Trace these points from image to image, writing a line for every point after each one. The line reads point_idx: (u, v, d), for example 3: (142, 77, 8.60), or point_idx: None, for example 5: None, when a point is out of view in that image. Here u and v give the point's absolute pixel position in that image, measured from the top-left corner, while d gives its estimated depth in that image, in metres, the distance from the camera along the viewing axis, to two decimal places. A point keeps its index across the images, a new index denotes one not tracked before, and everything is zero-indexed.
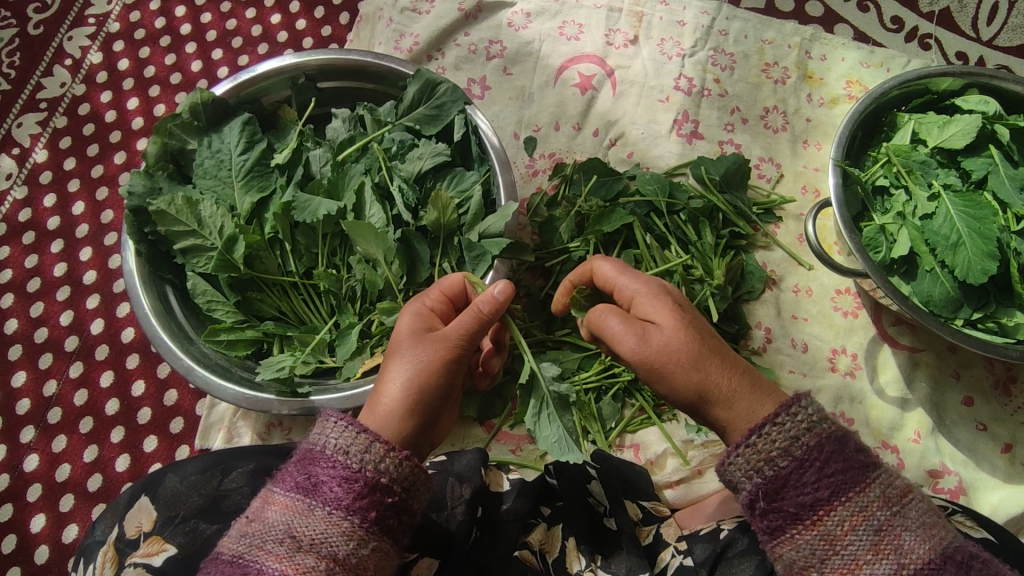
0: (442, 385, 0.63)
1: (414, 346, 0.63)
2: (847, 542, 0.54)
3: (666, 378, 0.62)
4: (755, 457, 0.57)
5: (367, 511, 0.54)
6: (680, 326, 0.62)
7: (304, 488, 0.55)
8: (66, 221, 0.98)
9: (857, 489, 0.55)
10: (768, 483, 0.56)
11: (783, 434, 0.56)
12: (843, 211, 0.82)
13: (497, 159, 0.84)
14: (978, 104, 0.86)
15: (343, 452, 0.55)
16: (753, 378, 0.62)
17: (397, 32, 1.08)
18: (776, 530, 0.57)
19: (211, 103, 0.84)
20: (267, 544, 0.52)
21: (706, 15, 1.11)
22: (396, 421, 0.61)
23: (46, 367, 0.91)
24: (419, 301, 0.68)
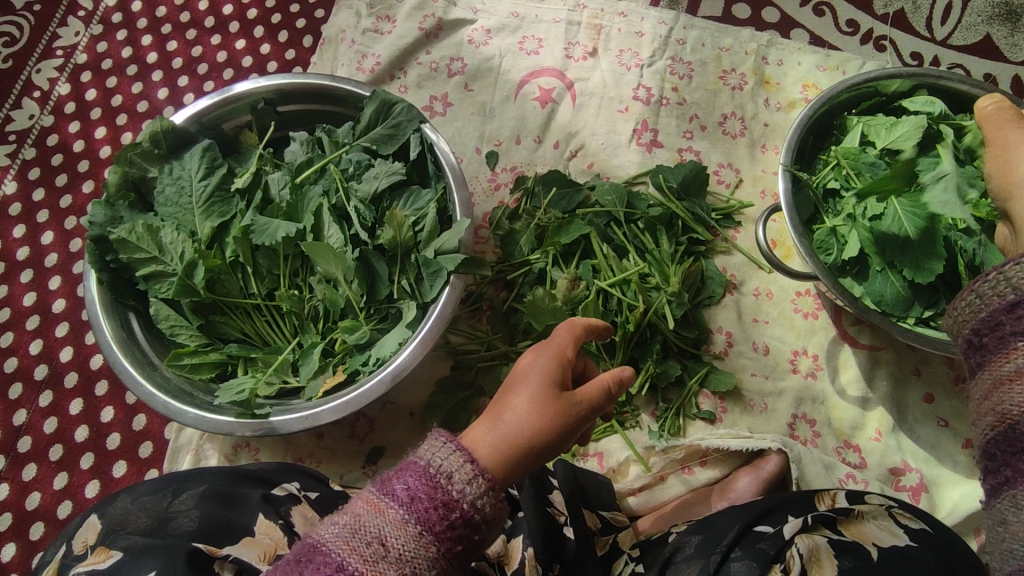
0: (552, 442, 0.57)
1: (543, 392, 0.58)
2: None
3: (1002, 181, 0.71)
4: (1020, 280, 0.53)
5: (454, 542, 0.51)
6: None
7: (407, 499, 0.50)
8: (36, 251, 0.99)
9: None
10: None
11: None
12: (792, 215, 0.83)
13: (453, 176, 0.86)
14: (924, 105, 0.88)
15: (446, 476, 0.52)
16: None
17: (358, 54, 1.10)
18: (1020, 334, 0.53)
19: (171, 131, 0.86)
20: (355, 541, 0.49)
21: (664, 25, 1.13)
22: (500, 457, 0.55)
23: (17, 397, 0.92)
24: (561, 334, 0.62)
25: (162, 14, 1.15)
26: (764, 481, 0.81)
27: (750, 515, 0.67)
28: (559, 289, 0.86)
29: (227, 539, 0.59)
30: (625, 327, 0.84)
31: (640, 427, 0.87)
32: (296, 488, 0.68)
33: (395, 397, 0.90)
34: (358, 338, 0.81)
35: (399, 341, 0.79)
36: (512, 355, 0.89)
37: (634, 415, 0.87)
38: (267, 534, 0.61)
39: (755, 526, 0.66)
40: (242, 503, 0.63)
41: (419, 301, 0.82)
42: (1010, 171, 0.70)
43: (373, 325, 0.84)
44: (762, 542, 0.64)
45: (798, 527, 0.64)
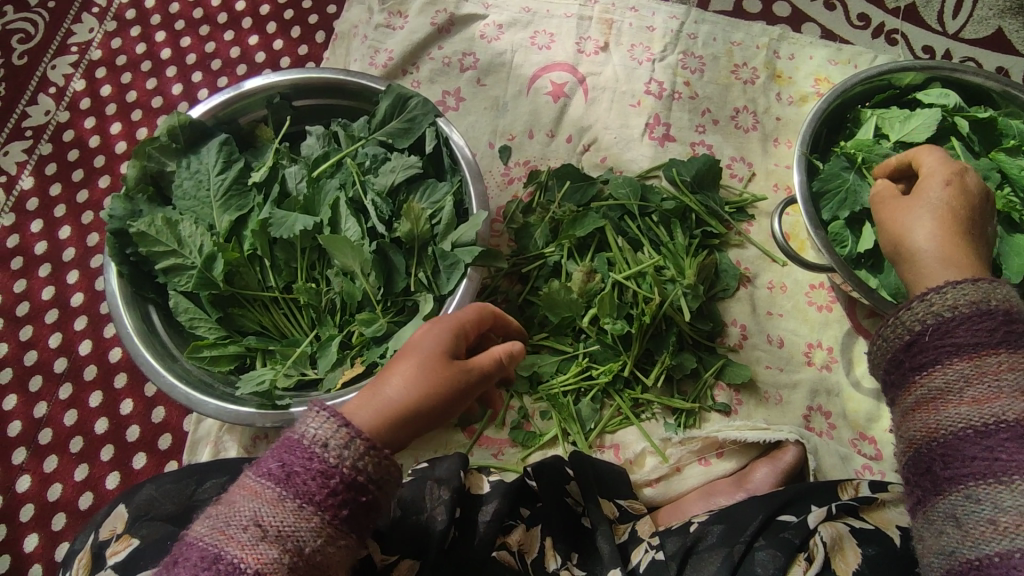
0: (439, 406, 0.61)
1: (431, 361, 0.62)
2: (1002, 377, 0.52)
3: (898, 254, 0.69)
4: (925, 310, 0.57)
5: (338, 509, 0.51)
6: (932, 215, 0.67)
7: (283, 476, 0.51)
8: (53, 245, 1.00)
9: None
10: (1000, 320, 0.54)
11: (957, 295, 0.56)
12: (808, 208, 0.83)
13: (469, 170, 0.86)
14: (938, 98, 0.88)
15: (321, 445, 0.52)
16: (971, 264, 0.65)
17: (372, 49, 1.10)
18: (919, 366, 0.56)
19: (189, 126, 0.86)
20: (230, 528, 0.49)
21: (675, 20, 1.13)
22: (385, 418, 0.59)
23: (37, 390, 0.92)
24: (459, 315, 0.67)
25: (176, 10, 1.16)
26: (782, 472, 0.82)
27: (774, 505, 0.67)
28: (575, 281, 0.87)
29: None
30: (641, 319, 0.84)
31: (655, 419, 0.88)
32: None
33: None
34: (376, 331, 0.81)
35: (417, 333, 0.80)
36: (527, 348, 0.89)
37: (649, 407, 0.88)
38: None
39: (778, 515, 0.67)
40: None
41: (436, 294, 0.83)
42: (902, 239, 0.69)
43: (390, 317, 0.85)
44: (786, 530, 0.64)
45: (822, 516, 0.64)
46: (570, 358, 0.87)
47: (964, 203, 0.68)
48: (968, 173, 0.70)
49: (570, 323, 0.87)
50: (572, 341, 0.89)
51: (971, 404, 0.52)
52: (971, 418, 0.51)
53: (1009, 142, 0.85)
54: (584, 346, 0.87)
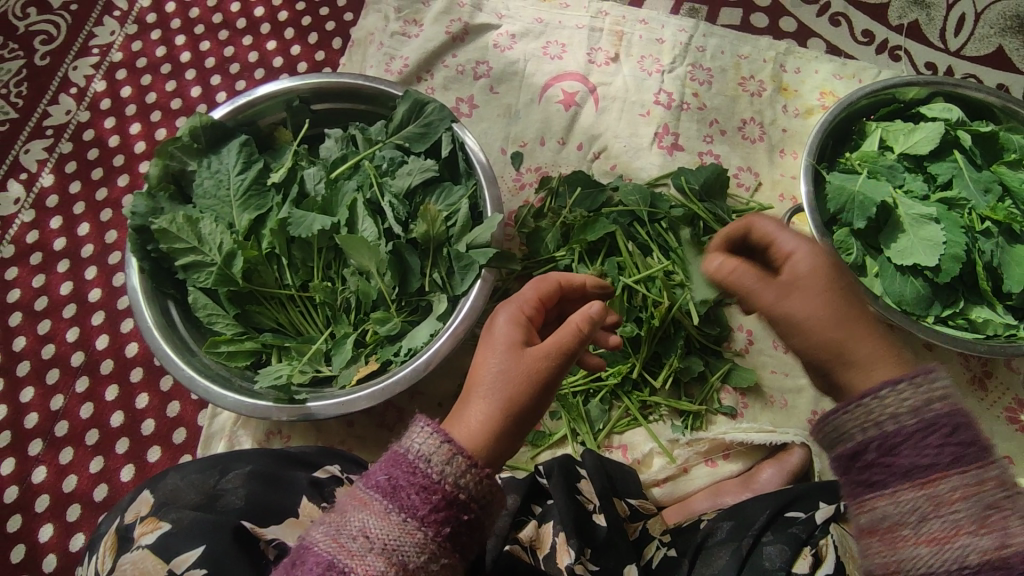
0: (537, 392, 0.61)
1: (508, 352, 0.62)
2: (957, 506, 0.50)
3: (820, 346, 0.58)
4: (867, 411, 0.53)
5: (442, 526, 0.53)
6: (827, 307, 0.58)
7: (394, 490, 0.54)
8: (72, 242, 1.02)
9: (937, 476, 0.51)
10: (876, 437, 0.53)
11: (897, 400, 0.53)
12: (815, 217, 0.85)
13: (484, 174, 0.88)
14: (942, 112, 0.90)
15: (427, 462, 0.55)
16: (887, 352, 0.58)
17: (387, 56, 1.13)
18: (865, 485, 0.54)
19: (210, 127, 0.88)
20: (341, 537, 0.53)
21: (684, 33, 1.16)
22: (489, 425, 0.59)
23: (53, 383, 0.94)
24: (520, 300, 0.67)
25: (195, 15, 1.19)
26: (788, 473, 0.83)
27: (780, 501, 0.69)
28: None
29: (273, 519, 0.60)
30: (651, 322, 0.87)
31: (663, 420, 0.89)
32: (338, 470, 0.69)
33: (423, 388, 0.91)
34: (390, 329, 0.83)
35: (430, 332, 0.82)
36: None
37: (657, 409, 0.89)
38: (310, 516, 0.62)
39: (785, 511, 0.69)
40: (287, 484, 0.64)
41: (450, 294, 0.85)
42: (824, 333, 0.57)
43: (404, 316, 0.86)
44: (795, 525, 0.67)
45: (829, 514, 0.67)
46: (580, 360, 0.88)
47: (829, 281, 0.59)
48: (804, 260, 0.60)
49: None
50: None
51: (929, 541, 0.50)
52: (928, 557, 0.50)
53: (1009, 155, 0.88)
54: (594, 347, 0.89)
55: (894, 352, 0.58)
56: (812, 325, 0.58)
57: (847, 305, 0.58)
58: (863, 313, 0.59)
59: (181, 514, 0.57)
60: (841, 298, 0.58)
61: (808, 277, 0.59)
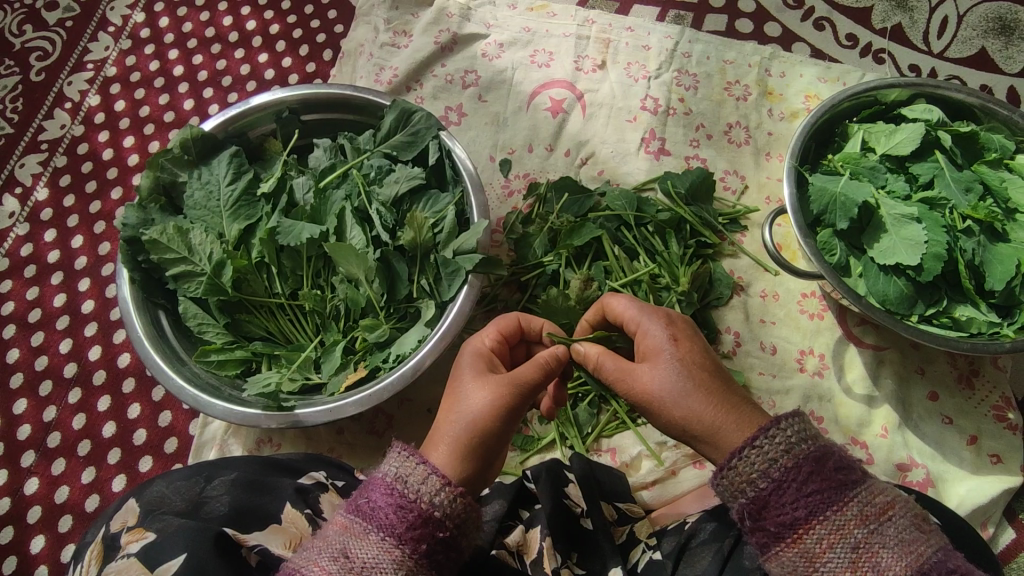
0: (501, 422, 0.64)
1: (471, 390, 0.65)
2: (826, 559, 0.57)
3: (684, 416, 0.63)
4: (738, 478, 0.60)
5: (418, 542, 0.55)
6: (663, 372, 0.65)
7: (371, 511, 0.57)
8: (66, 254, 1.03)
9: (804, 530, 0.57)
10: (751, 503, 0.59)
11: (749, 465, 0.59)
12: (797, 218, 0.86)
13: (470, 181, 0.89)
14: (923, 113, 0.91)
15: (402, 482, 0.58)
16: (741, 413, 0.63)
17: (377, 66, 1.15)
18: (759, 545, 0.60)
19: (200, 138, 0.90)
20: (323, 560, 0.54)
21: (670, 40, 1.17)
22: (455, 457, 0.62)
23: (46, 394, 0.95)
24: (476, 342, 0.71)
25: (188, 29, 1.20)
26: None
27: None
28: (573, 289, 0.89)
29: (255, 525, 0.60)
30: None
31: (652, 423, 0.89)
32: (323, 476, 0.69)
33: (413, 394, 0.92)
34: (379, 336, 0.84)
35: (419, 338, 0.83)
36: None
37: None
38: (293, 523, 0.62)
39: None
40: (271, 491, 0.64)
41: (438, 300, 0.85)
42: (691, 419, 0.63)
43: (393, 323, 0.87)
44: None
45: None
46: None
47: (686, 348, 0.66)
48: (650, 330, 0.67)
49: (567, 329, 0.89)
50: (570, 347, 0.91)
51: None
52: None
53: (989, 155, 0.89)
54: None
55: (750, 419, 0.63)
56: (666, 395, 0.64)
57: (704, 374, 0.65)
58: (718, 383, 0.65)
59: (166, 523, 0.56)
60: (692, 368, 0.65)
61: (659, 350, 0.66)
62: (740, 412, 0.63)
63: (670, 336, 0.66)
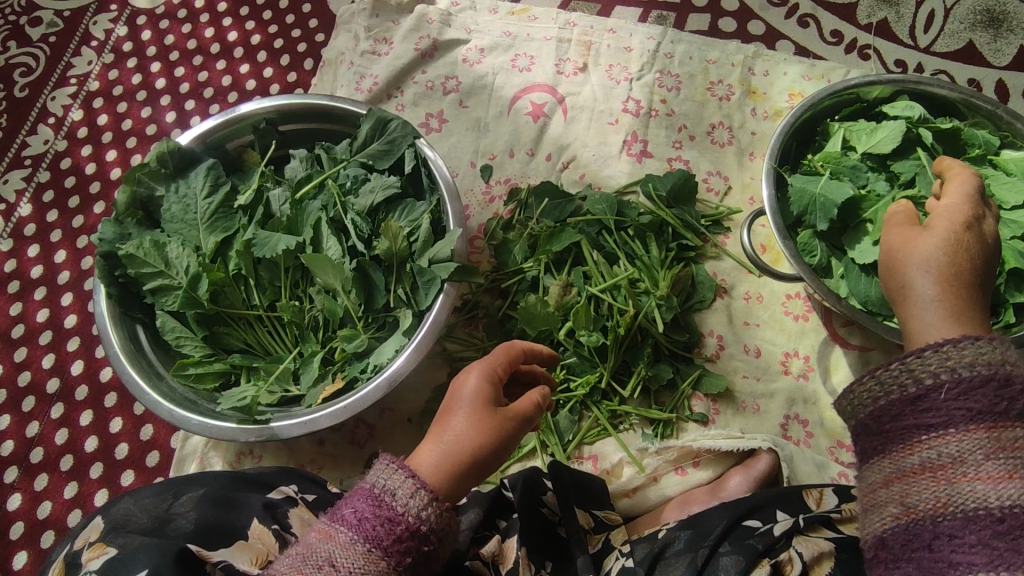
0: (489, 456, 0.62)
1: (472, 415, 0.62)
2: (1015, 456, 0.50)
3: (914, 291, 0.63)
4: (947, 358, 0.54)
5: (404, 556, 0.54)
6: (943, 247, 0.62)
7: (359, 520, 0.54)
8: (49, 269, 1.03)
9: (1008, 424, 0.51)
10: (946, 390, 0.53)
11: (975, 351, 0.54)
12: (776, 220, 0.85)
13: (447, 189, 0.89)
14: (904, 110, 0.90)
15: (391, 494, 0.55)
16: (970, 315, 0.60)
17: (357, 75, 1.14)
18: (925, 426, 0.53)
19: (177, 152, 0.90)
20: (306, 568, 0.51)
21: (652, 40, 1.17)
22: (437, 477, 0.60)
23: (30, 409, 0.95)
24: (491, 358, 0.67)
25: (170, 41, 1.21)
26: (756, 479, 0.83)
27: (738, 511, 0.69)
28: (552, 295, 0.89)
29: (222, 542, 0.60)
30: (616, 331, 0.86)
31: (633, 429, 0.89)
32: (294, 490, 0.69)
33: (393, 403, 0.92)
34: (357, 346, 0.83)
35: (396, 348, 0.82)
36: None
37: (627, 418, 0.89)
38: (260, 539, 0.62)
39: (743, 520, 0.69)
40: (240, 506, 0.64)
41: (415, 309, 0.85)
42: (903, 284, 0.64)
43: (371, 333, 0.87)
44: (752, 538, 0.67)
45: (787, 527, 0.68)
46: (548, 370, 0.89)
47: (967, 242, 0.63)
48: (965, 208, 0.65)
49: (547, 335, 0.89)
50: (551, 354, 0.90)
51: (980, 483, 0.50)
52: (982, 499, 0.50)
53: (973, 150, 0.88)
54: (562, 358, 0.89)
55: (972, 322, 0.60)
56: (918, 260, 0.63)
57: (960, 266, 0.61)
58: (971, 273, 0.62)
59: (128, 538, 0.57)
60: (960, 245, 0.62)
61: (947, 222, 0.64)
62: (967, 306, 0.61)
63: (964, 214, 0.64)
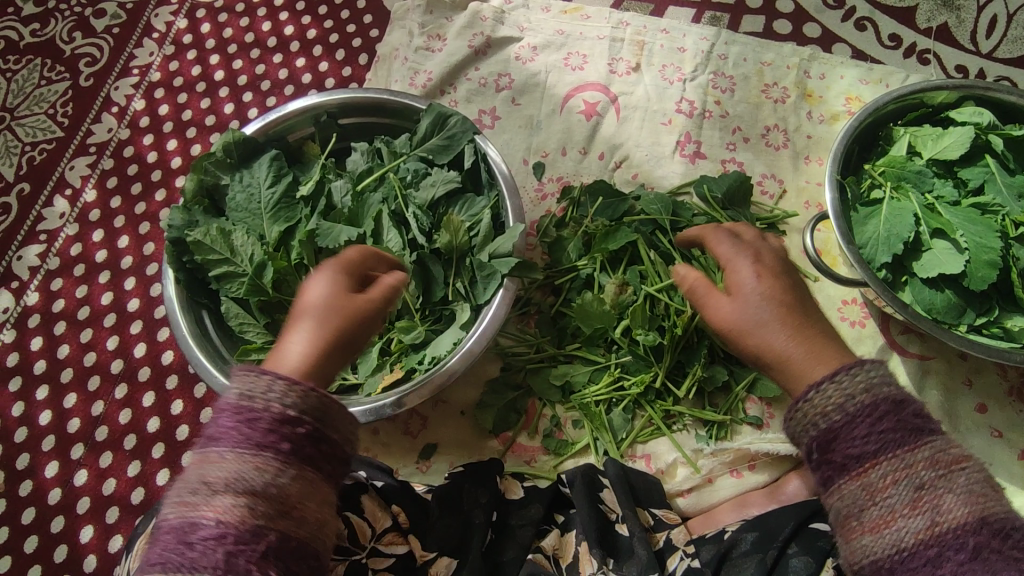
0: (344, 345, 0.64)
1: (316, 307, 0.64)
2: (888, 494, 0.56)
3: (763, 346, 0.66)
4: (812, 410, 0.61)
5: (279, 443, 0.56)
6: (763, 305, 0.67)
7: (232, 426, 0.56)
8: (113, 254, 1.06)
9: (870, 464, 0.57)
10: (821, 435, 0.60)
11: (836, 391, 0.60)
12: (840, 224, 0.84)
13: (506, 185, 0.90)
14: (973, 116, 0.88)
15: (249, 397, 0.57)
16: (823, 346, 0.65)
17: (412, 70, 1.16)
18: (823, 486, 0.61)
19: (243, 142, 0.92)
20: (185, 496, 0.55)
21: (705, 41, 1.16)
22: (306, 363, 0.61)
23: (94, 389, 0.98)
24: (343, 256, 0.70)
25: (228, 34, 1.23)
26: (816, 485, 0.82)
27: (804, 513, 0.70)
28: (608, 293, 0.89)
29: None
30: (673, 331, 0.86)
31: (687, 430, 0.89)
32: (363, 477, 0.73)
33: (446, 396, 0.93)
34: (415, 338, 0.85)
35: (453, 341, 0.82)
36: (560, 358, 0.91)
37: (681, 419, 0.88)
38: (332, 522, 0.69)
39: (811, 523, 0.70)
40: None
41: (473, 304, 0.86)
42: (761, 341, 0.66)
43: (428, 325, 0.88)
44: (822, 539, 0.67)
45: None
46: (602, 368, 0.89)
47: (779, 288, 0.68)
48: (764, 256, 0.71)
49: (602, 334, 0.89)
50: (604, 351, 0.91)
51: (870, 532, 0.57)
52: (874, 547, 0.56)
53: None
54: (616, 356, 0.89)
55: (826, 351, 0.65)
56: (756, 320, 0.67)
57: (787, 310, 0.67)
58: (799, 307, 0.68)
59: None
60: (776, 293, 0.68)
61: (746, 283, 0.69)
62: (817, 339, 0.66)
63: (753, 255, 0.71)
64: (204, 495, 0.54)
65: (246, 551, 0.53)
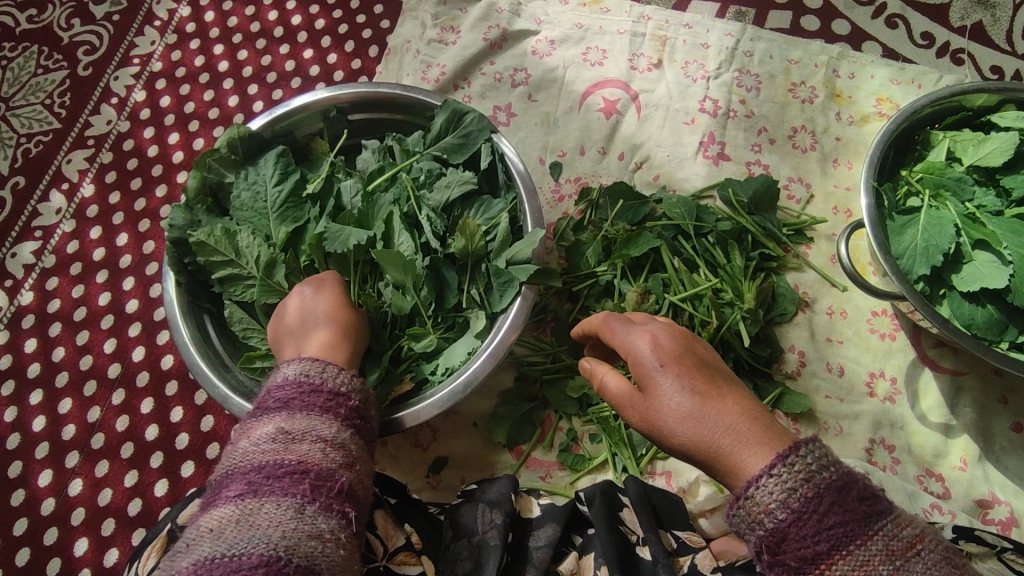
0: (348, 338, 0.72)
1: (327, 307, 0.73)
2: None
3: (695, 443, 0.57)
4: (755, 509, 0.53)
5: (349, 421, 0.61)
6: (677, 393, 0.58)
7: (290, 400, 0.60)
8: (111, 252, 1.02)
9: (827, 566, 0.51)
10: (768, 537, 0.53)
11: (780, 485, 0.52)
12: (877, 232, 0.79)
13: (524, 186, 0.85)
14: (1017, 121, 0.84)
15: (318, 375, 0.62)
16: (754, 428, 0.56)
17: (424, 64, 1.11)
18: None
19: (248, 138, 0.87)
20: (280, 444, 0.55)
21: (730, 37, 1.11)
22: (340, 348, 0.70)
23: (91, 394, 0.94)
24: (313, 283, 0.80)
25: (233, 23, 1.19)
26: None
27: None
28: (629, 302, 0.85)
29: None
30: None
31: None
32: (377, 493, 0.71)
33: (457, 407, 0.89)
34: (425, 346, 0.81)
35: (468, 351, 0.79)
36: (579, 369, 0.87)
37: None
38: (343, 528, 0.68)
39: None
40: None
41: (488, 311, 0.82)
42: (692, 440, 0.57)
43: (440, 333, 0.84)
44: None
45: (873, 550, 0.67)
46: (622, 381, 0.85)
47: (688, 367, 0.60)
48: (656, 331, 0.62)
49: None
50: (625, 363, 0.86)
51: None
52: None
53: None
54: None
55: (762, 432, 0.56)
56: (672, 417, 0.58)
57: (704, 389, 0.58)
58: (716, 380, 0.59)
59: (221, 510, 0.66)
60: (687, 373, 0.59)
61: (651, 373, 0.60)
62: (746, 418, 0.57)
63: (649, 339, 0.61)
64: (290, 441, 0.56)
65: (326, 484, 0.54)
